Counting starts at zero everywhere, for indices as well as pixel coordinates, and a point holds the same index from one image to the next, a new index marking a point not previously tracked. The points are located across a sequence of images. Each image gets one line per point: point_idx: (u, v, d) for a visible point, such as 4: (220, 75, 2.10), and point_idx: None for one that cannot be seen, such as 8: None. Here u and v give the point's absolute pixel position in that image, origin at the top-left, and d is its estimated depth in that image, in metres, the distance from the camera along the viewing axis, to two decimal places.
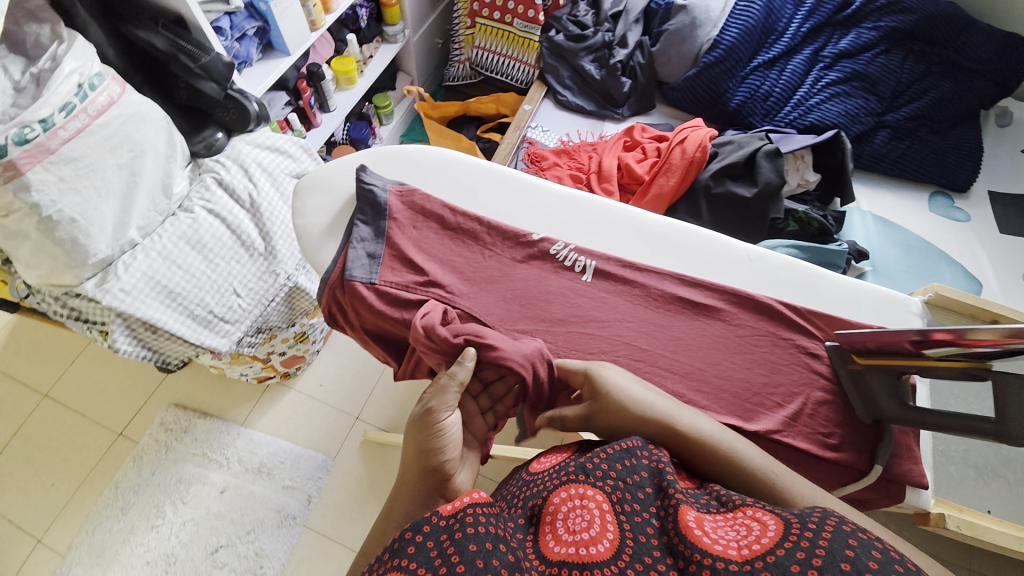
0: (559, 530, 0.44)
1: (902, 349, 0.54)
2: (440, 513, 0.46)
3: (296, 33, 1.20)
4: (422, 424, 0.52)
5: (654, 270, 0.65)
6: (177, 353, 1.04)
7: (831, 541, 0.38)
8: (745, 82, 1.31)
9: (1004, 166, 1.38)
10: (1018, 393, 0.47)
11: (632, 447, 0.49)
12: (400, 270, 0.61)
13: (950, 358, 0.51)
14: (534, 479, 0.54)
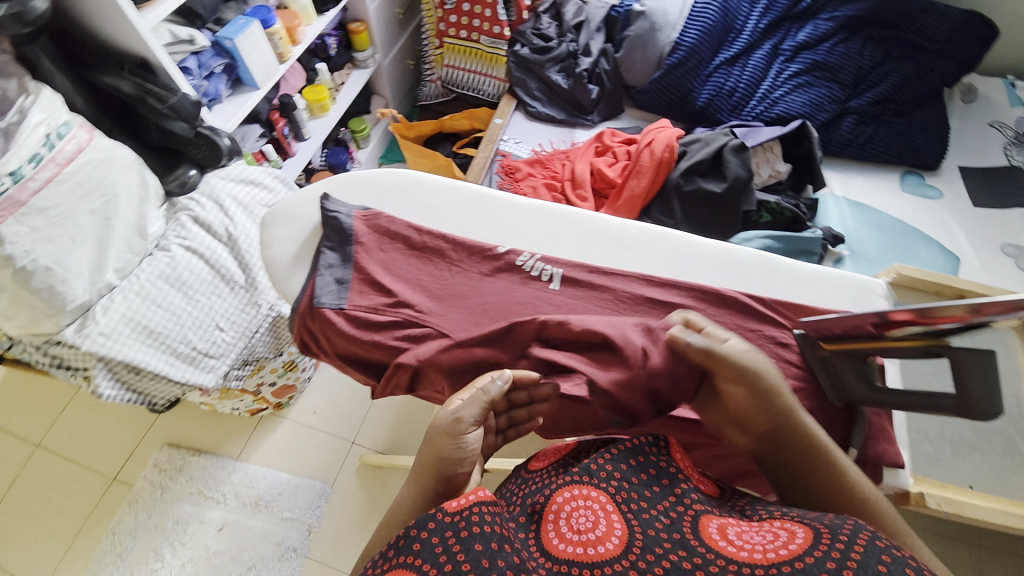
0: (563, 528, 0.46)
1: (865, 332, 0.55)
2: (446, 510, 0.46)
3: (264, 67, 1.22)
4: (442, 434, 0.51)
5: (621, 273, 0.66)
6: (162, 392, 1.04)
7: (864, 549, 0.38)
8: (710, 79, 1.34)
9: (972, 142, 1.40)
10: (979, 369, 0.47)
11: (638, 444, 0.53)
12: (369, 293, 0.62)
13: (910, 337, 0.52)
14: (534, 477, 0.55)
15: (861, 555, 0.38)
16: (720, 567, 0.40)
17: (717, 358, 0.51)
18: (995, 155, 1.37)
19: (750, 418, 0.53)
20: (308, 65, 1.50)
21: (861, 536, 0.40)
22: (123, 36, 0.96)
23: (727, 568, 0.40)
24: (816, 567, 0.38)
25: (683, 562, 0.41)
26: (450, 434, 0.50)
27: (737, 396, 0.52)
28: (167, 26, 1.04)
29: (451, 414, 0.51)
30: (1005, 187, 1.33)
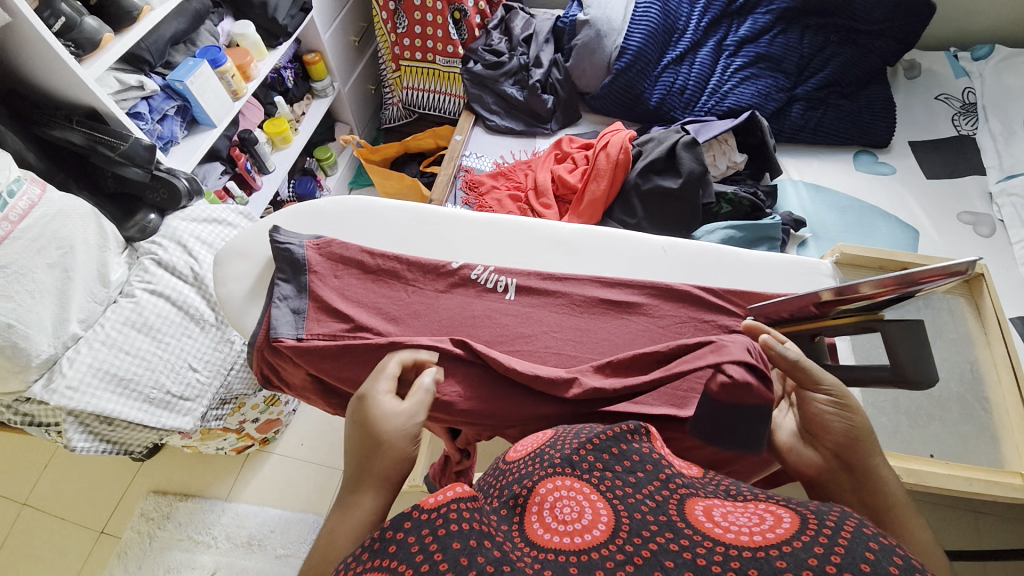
0: (547, 518, 0.44)
1: (809, 313, 0.58)
2: (422, 506, 0.44)
3: (218, 106, 1.23)
4: (396, 438, 0.50)
5: (573, 278, 0.68)
6: (139, 439, 1.03)
7: (850, 539, 0.35)
8: (660, 79, 1.37)
9: (920, 117, 1.45)
10: (906, 339, 0.50)
11: (622, 429, 0.51)
12: (326, 321, 0.62)
13: (847, 314, 0.55)
14: (512, 467, 0.53)
15: (848, 541, 0.34)
16: (708, 548, 0.37)
17: (804, 367, 0.54)
18: (943, 127, 1.42)
19: (826, 430, 0.54)
20: (266, 99, 1.51)
21: (849, 522, 0.37)
22: (69, 89, 0.96)
23: (715, 549, 0.37)
24: (805, 553, 0.34)
25: (670, 544, 0.38)
26: (410, 434, 0.50)
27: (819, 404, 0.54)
28: (114, 74, 1.05)
29: (405, 416, 0.50)
30: (955, 157, 1.38)
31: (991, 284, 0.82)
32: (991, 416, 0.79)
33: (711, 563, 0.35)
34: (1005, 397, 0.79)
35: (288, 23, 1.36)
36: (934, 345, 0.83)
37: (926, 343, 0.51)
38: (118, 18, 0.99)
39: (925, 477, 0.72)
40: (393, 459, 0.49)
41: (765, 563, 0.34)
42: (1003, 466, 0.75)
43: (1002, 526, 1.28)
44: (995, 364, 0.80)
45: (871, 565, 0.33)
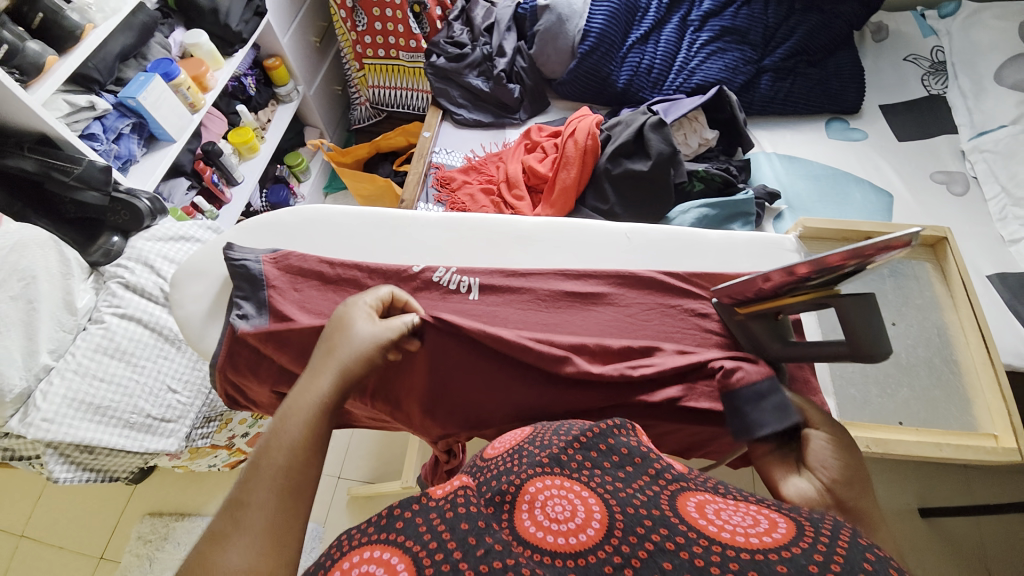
0: (539, 516, 0.42)
1: (765, 292, 0.57)
2: (433, 494, 0.45)
3: (175, 119, 1.21)
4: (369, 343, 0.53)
5: (537, 272, 0.67)
6: (123, 465, 1.02)
7: (847, 549, 0.35)
8: (626, 60, 1.35)
9: (889, 79, 1.44)
10: (862, 313, 0.49)
11: (608, 425, 0.51)
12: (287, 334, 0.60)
13: (801, 290, 0.54)
14: (489, 463, 0.51)
15: (847, 550, 0.34)
16: (705, 547, 0.37)
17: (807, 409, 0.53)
18: (914, 88, 1.42)
19: (827, 463, 0.48)
20: (229, 109, 1.47)
21: (846, 533, 0.37)
22: (17, 116, 0.94)
23: (712, 549, 0.36)
24: (805, 560, 0.34)
25: (666, 542, 0.38)
26: (380, 341, 0.54)
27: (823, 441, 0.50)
28: (63, 95, 1.01)
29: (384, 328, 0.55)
30: (926, 118, 1.37)
31: (954, 247, 0.83)
32: (962, 378, 0.80)
33: (711, 564, 0.35)
34: (974, 357, 0.79)
35: (242, 29, 1.33)
36: (903, 312, 0.84)
37: (878, 317, 0.50)
38: (62, 40, 0.95)
39: (893, 445, 0.72)
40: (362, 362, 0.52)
41: (765, 566, 0.34)
42: (977, 428, 0.76)
43: (990, 479, 1.31)
44: (962, 326, 0.81)
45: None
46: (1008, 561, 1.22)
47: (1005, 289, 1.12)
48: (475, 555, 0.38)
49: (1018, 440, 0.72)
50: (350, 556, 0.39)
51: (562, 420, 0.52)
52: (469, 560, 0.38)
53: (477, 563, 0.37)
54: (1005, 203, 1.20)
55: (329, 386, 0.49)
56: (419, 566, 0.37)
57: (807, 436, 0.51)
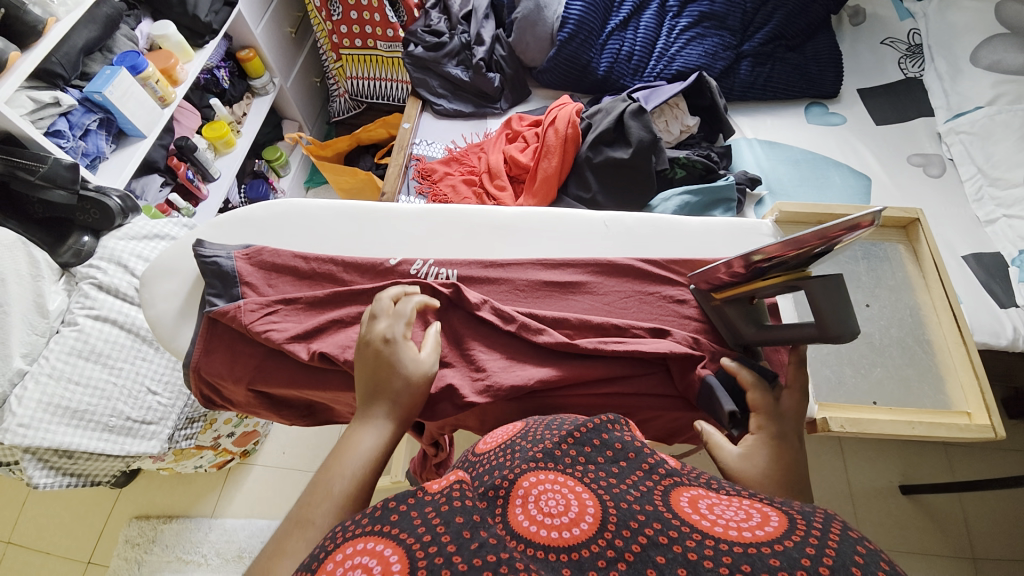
0: (532, 510, 0.42)
1: (738, 277, 0.58)
2: (428, 490, 0.43)
3: (144, 115, 1.17)
4: (414, 377, 0.52)
5: (515, 263, 0.67)
6: (106, 469, 1.00)
7: (838, 543, 0.35)
8: (606, 47, 1.34)
9: (867, 62, 1.45)
10: (828, 295, 0.50)
11: (601, 420, 0.52)
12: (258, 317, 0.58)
13: (772, 274, 0.54)
14: (480, 459, 0.52)
15: (838, 544, 0.35)
16: (698, 541, 0.37)
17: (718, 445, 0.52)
18: (891, 71, 1.43)
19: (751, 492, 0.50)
20: (202, 102, 1.44)
21: (836, 526, 0.37)
22: None
23: (704, 543, 0.37)
24: (793, 555, 0.34)
25: (659, 536, 0.38)
26: (429, 377, 0.54)
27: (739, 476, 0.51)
28: (26, 92, 0.97)
29: (429, 358, 0.54)
30: (903, 101, 1.39)
31: (926, 228, 0.84)
32: (934, 357, 0.81)
33: (704, 557, 0.35)
34: (946, 336, 0.81)
35: (211, 20, 1.28)
36: (880, 296, 0.85)
37: (847, 299, 0.51)
38: (25, 35, 0.91)
39: (871, 426, 0.74)
40: (409, 396, 0.52)
41: (758, 560, 0.34)
42: (950, 406, 0.78)
43: (970, 456, 1.35)
44: (935, 308, 0.83)
45: (860, 568, 0.33)
46: (985, 532, 1.26)
47: (981, 270, 1.14)
48: (469, 549, 0.36)
49: (990, 417, 0.74)
50: (344, 547, 0.38)
51: (554, 416, 0.52)
52: (463, 554, 0.36)
53: (471, 559, 0.36)
54: (981, 184, 1.23)
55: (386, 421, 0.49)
56: (412, 563, 0.35)
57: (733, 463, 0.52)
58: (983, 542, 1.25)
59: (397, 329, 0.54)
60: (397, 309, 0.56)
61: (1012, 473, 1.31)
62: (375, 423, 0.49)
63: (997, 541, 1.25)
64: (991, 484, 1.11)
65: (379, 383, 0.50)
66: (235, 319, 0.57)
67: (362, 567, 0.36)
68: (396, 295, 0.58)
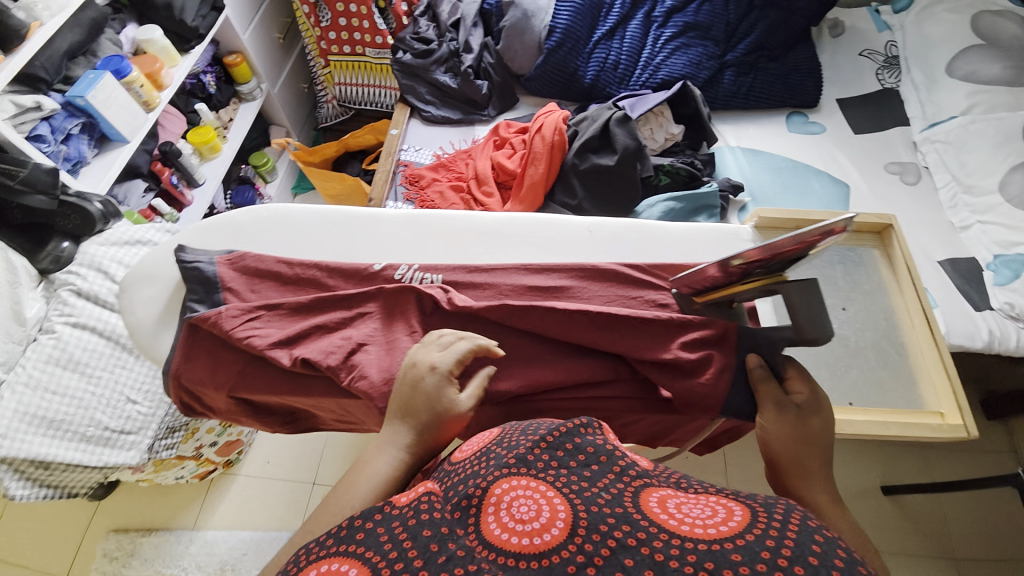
0: (504, 517, 0.42)
1: (719, 281, 0.58)
2: (395, 503, 0.44)
3: (129, 119, 1.16)
4: (443, 415, 0.50)
5: (499, 268, 0.67)
6: (83, 480, 0.98)
7: (797, 534, 0.38)
8: (593, 56, 1.36)
9: (846, 73, 1.49)
10: (803, 298, 0.53)
11: (574, 424, 0.51)
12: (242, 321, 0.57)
13: (751, 278, 0.55)
14: (456, 468, 0.51)
15: (798, 535, 0.37)
16: (664, 541, 0.38)
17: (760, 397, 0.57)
18: (869, 81, 1.47)
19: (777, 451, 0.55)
20: (187, 107, 1.43)
21: (797, 516, 0.39)
22: None
23: (671, 543, 0.38)
24: (750, 551, 0.36)
25: (627, 538, 0.39)
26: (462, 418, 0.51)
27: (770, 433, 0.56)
28: (8, 96, 0.96)
29: (464, 400, 0.51)
30: (880, 111, 1.43)
31: (899, 234, 0.86)
32: (908, 359, 0.83)
33: (670, 557, 0.37)
34: (918, 339, 0.83)
35: (198, 24, 1.28)
36: (854, 299, 0.87)
37: (820, 301, 0.54)
38: (7, 39, 0.90)
39: (846, 427, 0.75)
40: (435, 431, 0.50)
41: (721, 557, 0.36)
42: (924, 406, 0.79)
43: (950, 458, 1.37)
44: (908, 310, 0.84)
45: (818, 558, 0.35)
46: (964, 533, 1.29)
47: (956, 275, 1.17)
48: (436, 562, 0.38)
49: (962, 416, 0.76)
50: (309, 569, 0.39)
51: (529, 421, 0.52)
52: (430, 566, 0.38)
53: (436, 570, 0.37)
54: (955, 191, 1.26)
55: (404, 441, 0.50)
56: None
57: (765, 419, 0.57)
58: (961, 543, 1.28)
59: (446, 362, 0.53)
60: (453, 345, 0.54)
61: (990, 474, 1.34)
62: (392, 448, 0.50)
63: (976, 542, 1.28)
64: (969, 484, 1.13)
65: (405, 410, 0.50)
66: (216, 325, 0.57)
67: None
68: (454, 332, 0.56)
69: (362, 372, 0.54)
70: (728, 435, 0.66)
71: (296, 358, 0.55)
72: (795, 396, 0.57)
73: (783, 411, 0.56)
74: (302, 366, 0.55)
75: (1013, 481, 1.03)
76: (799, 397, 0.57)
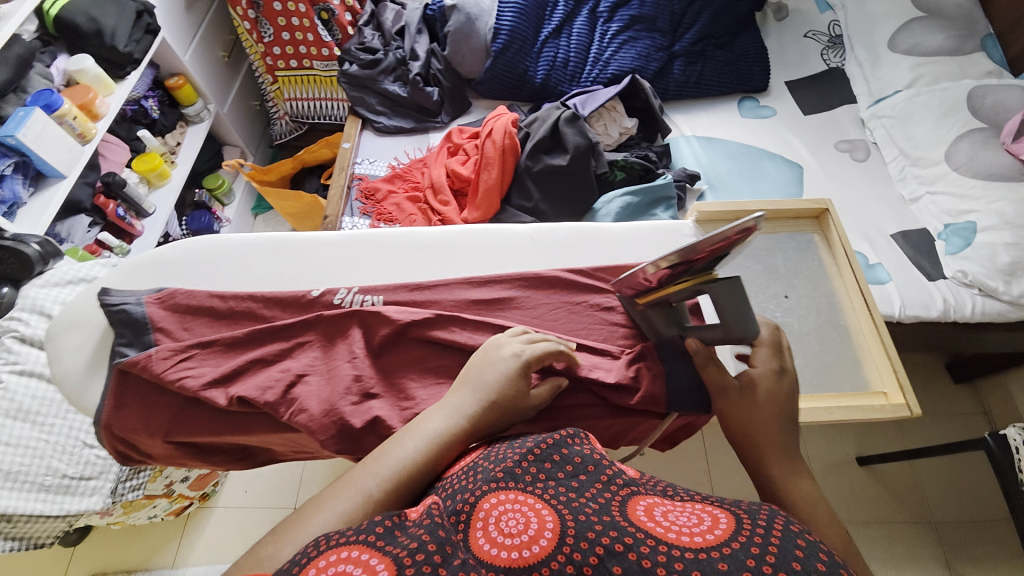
0: (494, 532, 0.41)
1: (654, 282, 0.59)
2: (407, 517, 0.43)
3: (65, 153, 1.12)
4: (506, 399, 0.53)
5: (441, 283, 0.66)
6: (47, 530, 0.94)
7: (780, 538, 0.39)
8: (542, 55, 1.36)
9: (792, 55, 1.51)
10: (728, 296, 0.56)
11: (561, 435, 0.52)
12: (173, 362, 0.55)
13: (682, 279, 0.56)
14: (448, 481, 0.48)
15: (780, 540, 0.39)
16: (652, 547, 0.39)
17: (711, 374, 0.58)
18: (815, 62, 1.49)
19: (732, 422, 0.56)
20: (130, 135, 1.39)
21: (778, 521, 0.41)
22: None
23: (658, 549, 0.39)
24: (737, 557, 0.37)
25: (616, 545, 0.39)
26: (522, 410, 0.55)
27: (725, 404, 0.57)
28: None
29: (534, 396, 0.55)
30: (828, 91, 1.45)
31: (835, 217, 0.88)
32: (852, 341, 0.84)
33: (658, 564, 0.37)
34: (860, 320, 0.84)
35: (132, 49, 1.23)
36: (796, 285, 0.88)
37: (744, 302, 0.57)
38: None
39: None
40: (495, 413, 0.53)
41: (708, 565, 0.37)
42: (868, 387, 0.80)
43: (922, 426, 1.41)
44: (849, 293, 0.86)
45: (801, 562, 0.37)
46: (939, 497, 1.32)
47: (908, 246, 1.20)
48: (452, 564, 0.38)
49: (903, 396, 0.77)
50: (325, 556, 0.38)
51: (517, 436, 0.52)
52: (448, 567, 0.37)
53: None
54: (904, 165, 1.29)
55: (461, 410, 0.52)
56: (399, 566, 0.37)
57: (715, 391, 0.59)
58: (936, 506, 1.31)
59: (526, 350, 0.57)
60: (530, 343, 0.57)
61: (960, 437, 1.38)
62: (450, 411, 0.52)
63: (951, 505, 1.31)
64: (937, 450, 1.16)
65: (470, 380, 0.54)
66: (146, 369, 0.55)
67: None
68: (529, 330, 0.60)
69: (302, 406, 0.53)
70: (684, 430, 0.66)
71: (230, 397, 0.54)
72: (752, 372, 0.58)
73: (739, 391, 0.57)
74: (237, 404, 0.53)
75: (979, 446, 1.06)
76: (757, 372, 0.58)
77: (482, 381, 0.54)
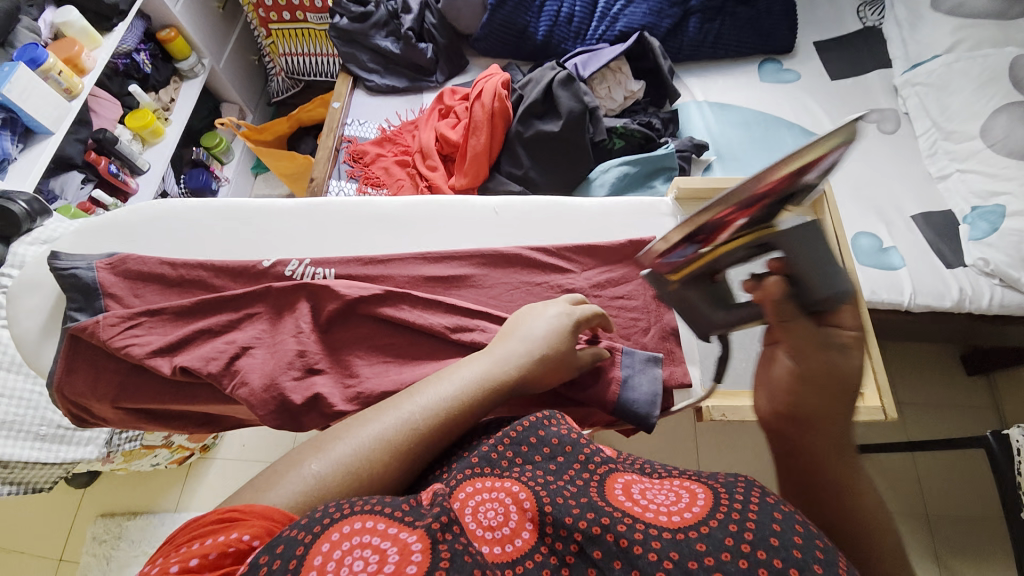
0: (472, 525, 0.40)
1: (700, 246, 0.57)
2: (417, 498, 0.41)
3: (52, 109, 1.11)
4: (557, 352, 0.54)
5: (396, 258, 0.64)
6: (46, 475, 1.00)
7: (758, 511, 0.38)
8: (544, 10, 1.26)
9: (824, 12, 1.37)
10: (801, 247, 0.53)
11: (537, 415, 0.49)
12: (121, 329, 0.55)
13: (737, 235, 0.56)
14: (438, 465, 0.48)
15: (758, 514, 0.38)
16: (629, 525, 0.38)
17: (792, 327, 0.51)
18: (850, 21, 1.35)
19: (788, 401, 0.50)
20: (122, 90, 1.36)
21: (755, 494, 0.39)
22: None
23: (634, 526, 0.38)
24: (716, 536, 0.37)
25: (594, 528, 0.39)
26: (566, 368, 0.55)
27: (782, 376, 0.51)
28: None
29: (578, 357, 0.56)
30: (860, 53, 1.31)
31: (829, 199, 0.83)
32: None
33: (634, 543, 0.37)
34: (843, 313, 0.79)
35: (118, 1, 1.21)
36: None
37: (822, 250, 0.53)
38: None
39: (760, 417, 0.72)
40: (544, 365, 0.54)
41: (686, 548, 0.37)
42: None
43: (926, 418, 1.35)
44: None
45: (778, 538, 0.36)
46: (937, 489, 1.28)
47: (929, 229, 1.11)
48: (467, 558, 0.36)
49: (880, 398, 0.74)
50: (348, 522, 0.37)
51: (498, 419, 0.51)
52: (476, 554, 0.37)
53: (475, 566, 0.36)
54: (935, 138, 1.17)
55: (512, 357, 0.53)
56: (433, 538, 0.36)
57: (779, 357, 0.52)
58: (934, 498, 1.28)
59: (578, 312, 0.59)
60: (577, 304, 0.60)
61: (970, 432, 1.32)
62: (503, 356, 0.53)
63: (948, 499, 1.27)
64: (937, 443, 1.11)
65: (523, 331, 0.55)
66: (94, 335, 0.55)
67: (370, 546, 0.36)
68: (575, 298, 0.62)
69: (243, 379, 0.53)
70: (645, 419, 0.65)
71: (174, 366, 0.54)
72: (844, 335, 0.51)
73: (831, 355, 0.50)
74: (180, 374, 0.54)
75: (980, 444, 1.00)
76: (850, 336, 0.51)
77: (535, 333, 0.55)
